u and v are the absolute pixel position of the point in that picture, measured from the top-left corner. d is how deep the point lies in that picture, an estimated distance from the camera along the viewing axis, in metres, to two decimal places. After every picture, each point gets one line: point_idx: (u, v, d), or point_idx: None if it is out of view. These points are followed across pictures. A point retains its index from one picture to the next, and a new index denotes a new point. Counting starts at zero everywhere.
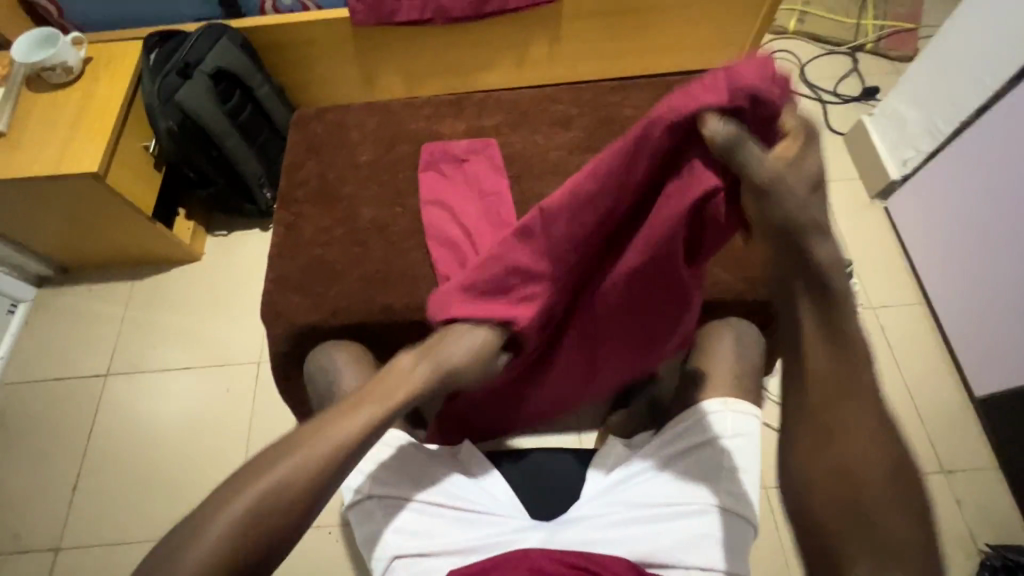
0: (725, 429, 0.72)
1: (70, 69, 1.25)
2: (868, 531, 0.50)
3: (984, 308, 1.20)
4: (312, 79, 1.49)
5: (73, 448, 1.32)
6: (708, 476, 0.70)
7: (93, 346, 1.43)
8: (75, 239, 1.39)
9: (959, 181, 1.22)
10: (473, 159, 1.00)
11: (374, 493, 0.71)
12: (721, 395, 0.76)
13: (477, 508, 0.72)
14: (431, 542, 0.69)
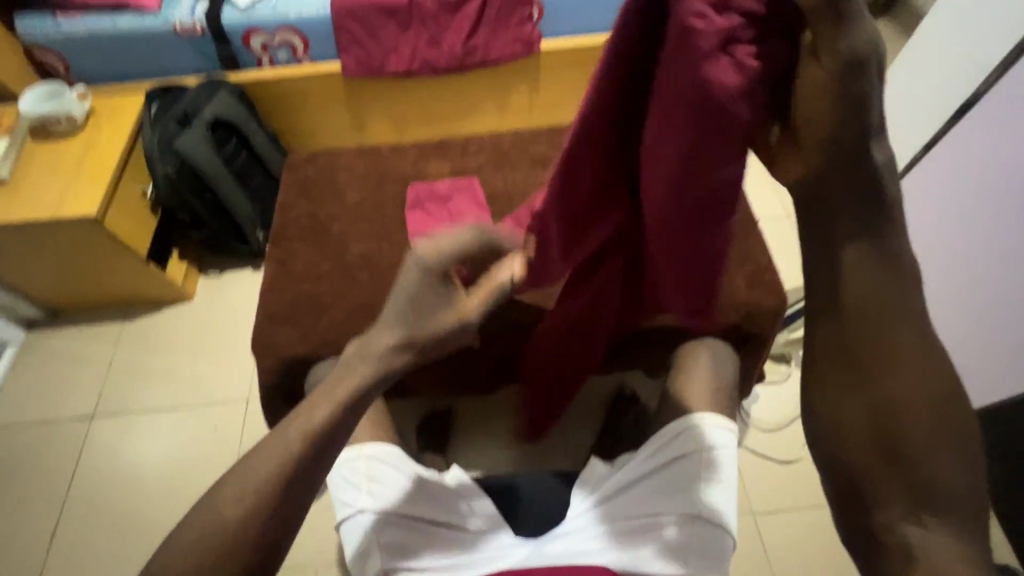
0: (704, 443, 0.75)
1: (73, 120, 1.31)
2: (902, 472, 0.48)
3: (987, 329, 1.06)
4: (305, 126, 1.57)
5: (54, 493, 1.30)
6: (688, 489, 0.72)
7: (81, 387, 1.42)
8: (68, 281, 1.41)
9: (946, 191, 1.11)
10: (456, 198, 1.06)
11: (365, 510, 0.71)
12: (700, 411, 0.78)
13: (463, 532, 0.74)
14: (420, 559, 0.70)
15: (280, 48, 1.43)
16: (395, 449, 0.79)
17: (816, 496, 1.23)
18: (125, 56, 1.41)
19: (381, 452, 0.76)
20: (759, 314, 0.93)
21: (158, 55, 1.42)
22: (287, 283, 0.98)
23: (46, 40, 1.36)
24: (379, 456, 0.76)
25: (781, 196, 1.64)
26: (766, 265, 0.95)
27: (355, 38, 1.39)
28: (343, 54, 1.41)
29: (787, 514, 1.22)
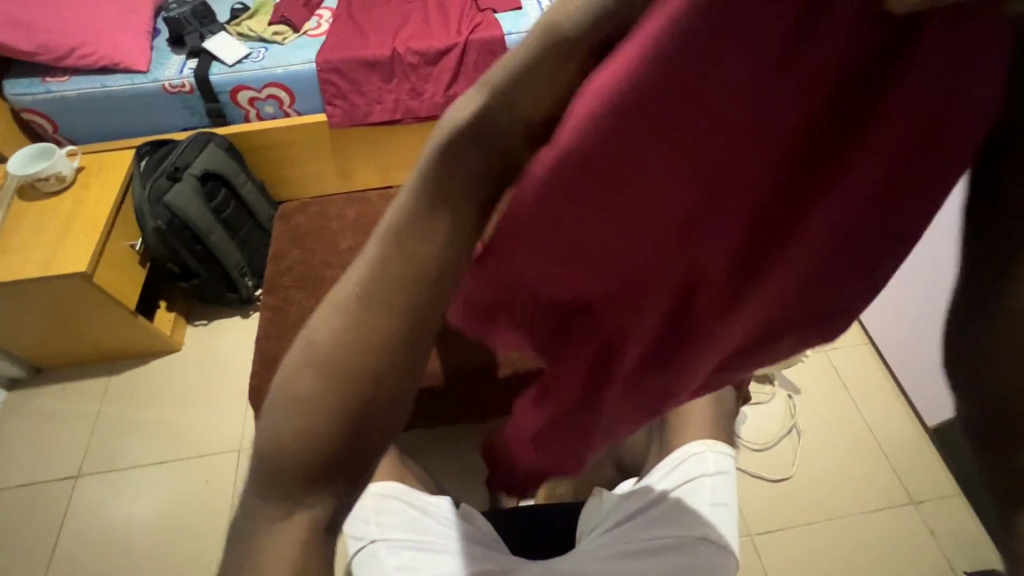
0: (707, 467, 0.80)
1: (62, 178, 1.33)
2: None
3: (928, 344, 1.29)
4: (294, 175, 1.62)
5: (38, 558, 1.25)
6: (696, 510, 0.76)
7: (66, 446, 1.39)
8: (53, 337, 1.40)
9: None
10: None
11: (376, 538, 0.74)
12: (703, 438, 0.84)
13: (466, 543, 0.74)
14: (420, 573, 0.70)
15: (267, 102, 1.48)
16: (397, 485, 0.82)
17: (808, 509, 1.26)
18: (114, 115, 1.45)
19: (382, 486, 0.80)
20: None
21: (147, 113, 1.46)
22: (284, 330, 1.00)
23: (35, 103, 1.39)
24: (383, 493, 0.79)
25: None
26: None
27: (340, 90, 1.45)
28: (328, 105, 1.47)
29: (782, 532, 1.24)
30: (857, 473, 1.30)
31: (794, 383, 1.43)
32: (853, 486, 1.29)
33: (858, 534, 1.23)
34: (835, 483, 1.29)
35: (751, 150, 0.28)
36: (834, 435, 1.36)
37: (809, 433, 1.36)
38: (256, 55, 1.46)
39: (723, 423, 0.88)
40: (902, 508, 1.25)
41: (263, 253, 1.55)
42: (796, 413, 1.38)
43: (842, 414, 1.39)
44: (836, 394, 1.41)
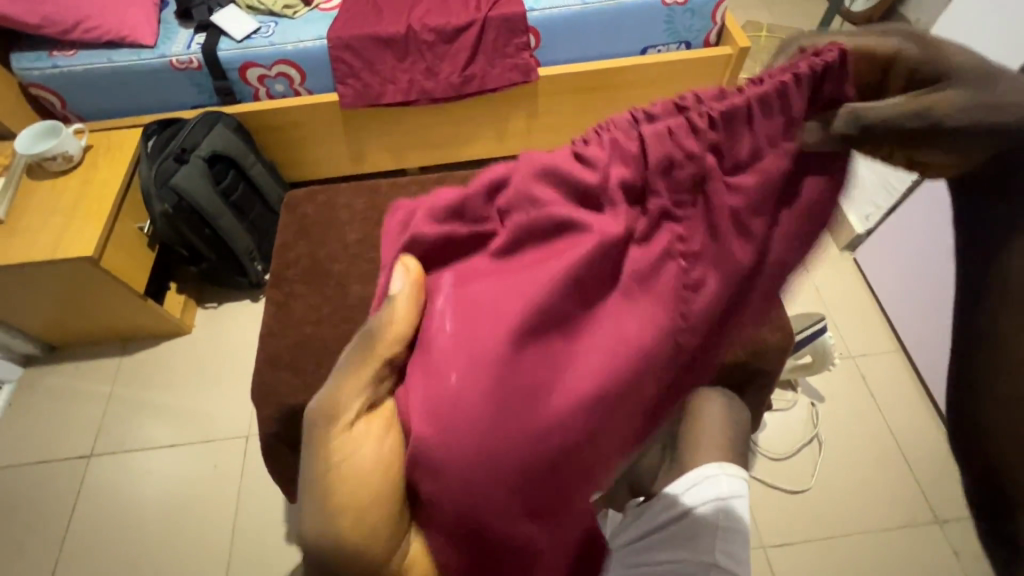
0: (720, 491, 0.73)
1: (69, 158, 1.30)
2: None
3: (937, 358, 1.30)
4: (305, 156, 1.57)
5: (52, 537, 1.27)
6: (706, 538, 0.71)
7: (79, 426, 1.40)
8: (65, 317, 1.40)
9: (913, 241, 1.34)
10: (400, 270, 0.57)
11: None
12: (716, 459, 0.76)
13: None
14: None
15: (277, 80, 1.43)
16: None
17: (826, 523, 1.22)
18: (122, 91, 1.41)
19: None
20: (767, 350, 0.93)
21: (155, 90, 1.41)
22: (290, 326, 0.97)
23: (43, 78, 1.36)
24: None
25: None
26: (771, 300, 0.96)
27: (352, 69, 1.38)
28: (340, 86, 1.40)
29: (797, 546, 1.20)
30: (880, 487, 1.25)
31: (819, 392, 1.37)
32: (876, 502, 1.23)
33: (878, 552, 1.18)
34: (857, 498, 1.24)
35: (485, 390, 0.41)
36: (857, 447, 1.30)
37: (832, 443, 1.30)
38: (266, 30, 1.39)
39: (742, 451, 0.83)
40: (926, 526, 1.20)
41: (272, 237, 1.52)
42: (819, 422, 1.32)
43: (866, 425, 1.32)
44: (861, 403, 1.35)
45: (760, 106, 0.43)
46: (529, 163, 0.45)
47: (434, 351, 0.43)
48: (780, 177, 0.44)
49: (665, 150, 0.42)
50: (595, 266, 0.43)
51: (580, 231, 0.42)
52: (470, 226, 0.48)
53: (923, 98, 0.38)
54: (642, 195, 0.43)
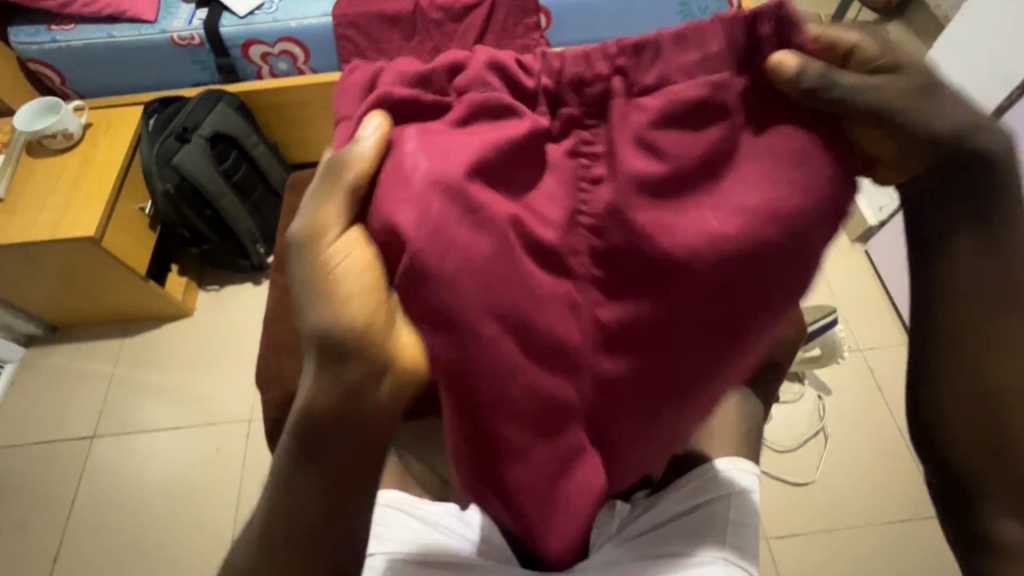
0: (731, 485, 0.75)
1: (69, 135, 1.28)
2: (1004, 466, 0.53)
3: None
4: (309, 137, 1.54)
5: (56, 516, 1.27)
6: (721, 531, 0.72)
7: (82, 406, 1.40)
8: (67, 297, 1.38)
9: None
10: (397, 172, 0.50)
11: (375, 551, 0.73)
12: (726, 452, 0.80)
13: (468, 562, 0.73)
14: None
15: (280, 58, 1.39)
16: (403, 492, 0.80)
17: (831, 515, 1.21)
18: (122, 67, 1.37)
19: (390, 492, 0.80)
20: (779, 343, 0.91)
21: (155, 67, 1.38)
22: (294, 310, 0.96)
23: (41, 52, 1.33)
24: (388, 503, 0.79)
25: None
26: None
27: (358, 47, 1.35)
28: (345, 64, 1.37)
29: (800, 538, 1.20)
30: (886, 482, 1.24)
31: (827, 384, 1.35)
32: (882, 496, 1.23)
33: (882, 546, 1.18)
34: (863, 491, 1.23)
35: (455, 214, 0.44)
36: (864, 441, 1.29)
37: (839, 436, 1.29)
38: (269, 5, 1.35)
39: (752, 447, 0.83)
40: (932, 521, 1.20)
41: (275, 219, 1.50)
42: (825, 415, 1.31)
43: (875, 419, 1.31)
44: (870, 397, 1.34)
45: (675, 43, 0.47)
46: (482, 58, 0.49)
47: (391, 172, 0.47)
48: (692, 104, 0.46)
49: (577, 69, 0.48)
50: (528, 147, 0.49)
51: (516, 116, 0.49)
52: (433, 97, 0.50)
53: (875, 87, 0.47)
54: (557, 101, 0.50)
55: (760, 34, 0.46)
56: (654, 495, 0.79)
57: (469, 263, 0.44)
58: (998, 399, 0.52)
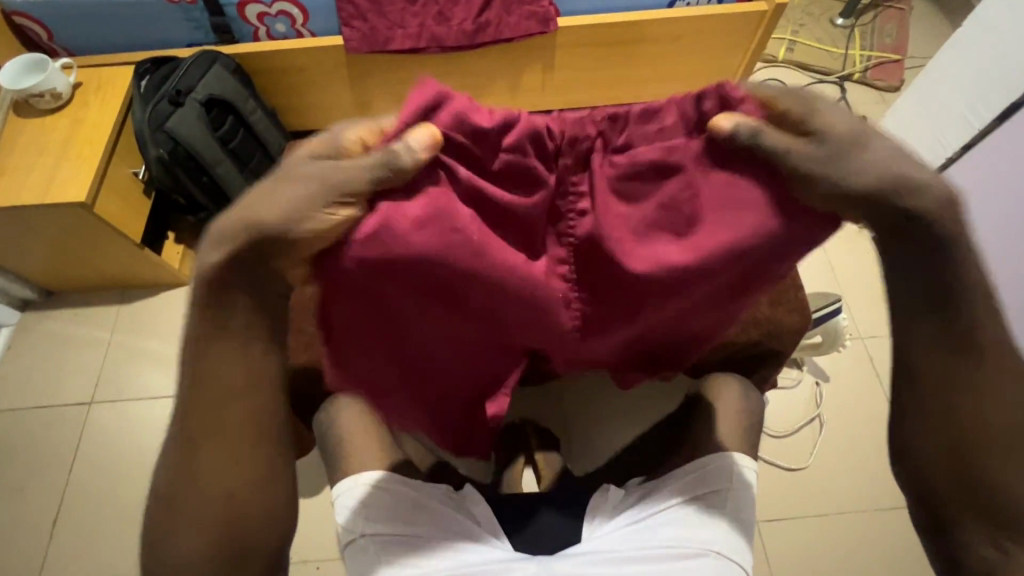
0: (729, 481, 0.79)
1: (58, 95, 1.23)
2: (973, 505, 0.53)
3: None
4: (308, 104, 1.49)
5: (56, 479, 1.29)
6: (712, 525, 0.75)
7: (78, 373, 1.40)
8: (60, 263, 1.36)
9: None
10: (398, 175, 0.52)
11: (366, 533, 0.74)
12: (726, 449, 0.82)
13: (455, 541, 0.74)
14: (421, 570, 0.71)
15: (278, 19, 1.33)
16: (392, 473, 0.80)
17: (822, 500, 1.23)
18: (112, 24, 1.32)
19: (378, 474, 0.79)
20: (782, 332, 0.90)
21: (147, 24, 1.32)
22: None
23: (26, 5, 1.26)
24: (375, 482, 0.78)
25: None
26: (791, 280, 0.92)
27: (359, 10, 1.29)
28: (346, 28, 1.31)
29: (790, 521, 1.21)
30: (880, 470, 1.25)
31: (825, 371, 1.35)
32: (873, 484, 1.24)
33: (871, 531, 1.20)
34: (855, 478, 1.25)
35: (435, 224, 0.50)
36: (860, 429, 1.29)
37: (834, 424, 1.30)
38: None
39: (750, 441, 0.85)
40: None
41: None
42: (821, 402, 1.31)
43: (871, 407, 1.31)
44: (868, 385, 1.34)
45: (639, 114, 0.52)
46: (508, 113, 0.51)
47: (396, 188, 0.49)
48: (652, 166, 0.52)
49: (574, 128, 0.53)
50: (522, 190, 0.53)
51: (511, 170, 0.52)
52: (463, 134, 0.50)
53: (795, 145, 0.47)
54: (558, 151, 0.54)
55: (705, 117, 0.51)
56: (648, 483, 0.83)
57: (380, 263, 0.51)
58: (966, 444, 0.52)
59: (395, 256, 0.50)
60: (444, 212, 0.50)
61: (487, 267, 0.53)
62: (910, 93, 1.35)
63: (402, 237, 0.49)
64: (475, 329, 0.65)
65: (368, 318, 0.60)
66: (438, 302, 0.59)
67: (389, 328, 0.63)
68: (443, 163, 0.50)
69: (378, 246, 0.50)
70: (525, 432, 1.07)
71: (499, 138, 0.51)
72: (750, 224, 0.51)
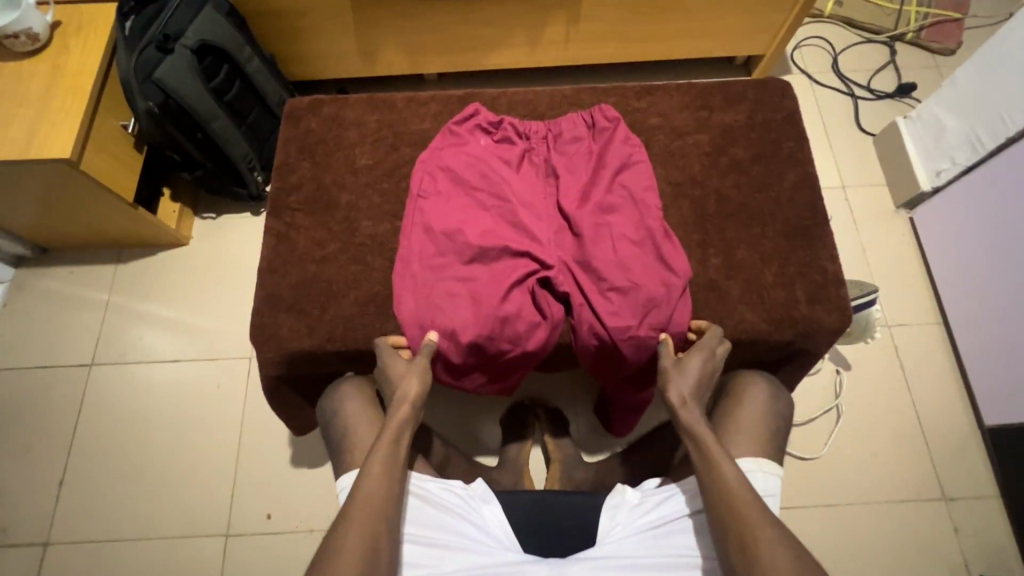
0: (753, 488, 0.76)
1: (34, 37, 1.12)
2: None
3: (992, 339, 1.20)
4: (309, 53, 1.37)
5: (59, 442, 1.28)
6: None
7: (76, 334, 1.36)
8: (51, 220, 1.29)
9: (985, 207, 1.20)
10: (448, 150, 0.92)
11: None
12: (752, 452, 0.78)
13: (464, 542, 0.72)
14: (429, 570, 0.68)
15: None
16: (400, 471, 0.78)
17: (832, 490, 1.20)
18: None
19: None
20: (818, 332, 0.84)
21: None
22: (295, 261, 0.89)
23: None
24: None
25: (837, 161, 1.50)
26: (833, 276, 0.86)
27: None
28: None
29: (800, 511, 1.19)
30: (894, 462, 1.22)
31: (847, 359, 1.31)
32: (886, 476, 1.21)
33: (882, 521, 1.18)
34: (868, 467, 1.22)
35: (472, 153, 0.91)
36: (878, 421, 1.26)
37: (852, 414, 1.26)
38: None
39: (777, 443, 0.81)
40: (932, 502, 1.19)
41: (271, 144, 1.37)
42: (841, 392, 1.28)
43: (891, 397, 1.28)
44: (889, 374, 1.29)
45: (577, 116, 0.95)
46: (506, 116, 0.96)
47: (459, 142, 0.93)
48: (584, 134, 0.94)
49: (538, 123, 0.96)
50: (517, 148, 0.93)
51: (512, 137, 0.94)
52: (486, 119, 0.94)
53: (678, 398, 0.73)
54: (531, 133, 0.95)
55: (602, 117, 0.94)
56: (666, 486, 0.80)
57: (432, 185, 0.89)
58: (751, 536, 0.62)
59: (444, 177, 0.89)
60: (472, 148, 0.92)
61: (495, 179, 0.89)
62: (976, 60, 1.21)
63: (450, 167, 0.90)
64: (503, 234, 0.85)
65: (430, 225, 0.86)
66: (471, 209, 0.87)
67: (444, 236, 0.84)
68: (476, 134, 0.94)
69: (438, 172, 0.90)
70: (535, 413, 1.12)
71: (498, 124, 0.95)
72: (642, 158, 0.90)
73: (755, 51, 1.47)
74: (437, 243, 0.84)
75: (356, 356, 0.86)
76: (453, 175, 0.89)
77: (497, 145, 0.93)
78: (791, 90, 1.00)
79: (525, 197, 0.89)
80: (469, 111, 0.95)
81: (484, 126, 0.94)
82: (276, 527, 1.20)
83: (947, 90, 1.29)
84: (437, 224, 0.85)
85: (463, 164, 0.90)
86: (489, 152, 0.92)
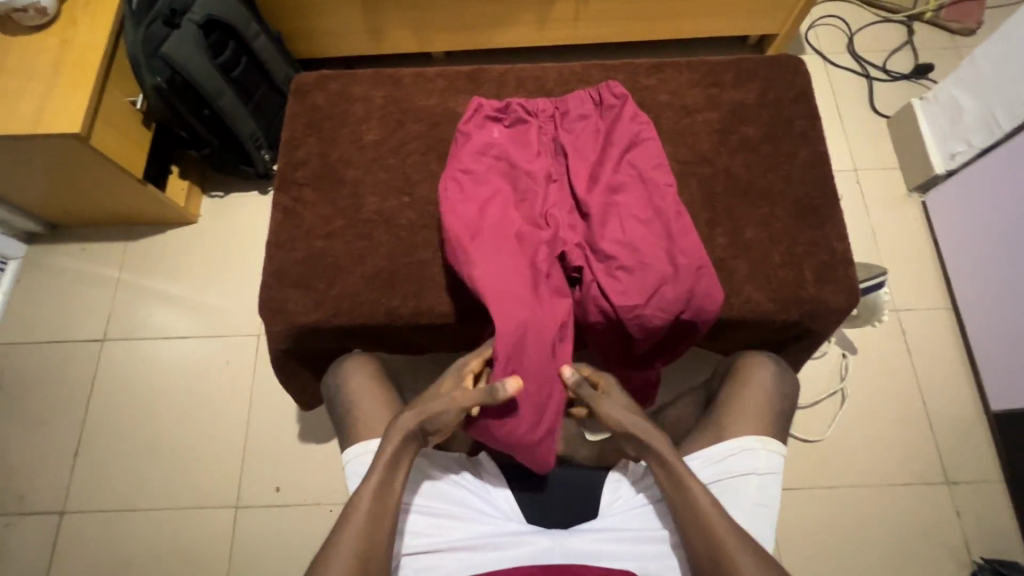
0: (757, 464, 0.77)
1: (43, 11, 1.11)
2: None
3: (1003, 324, 1.19)
4: (316, 30, 1.36)
5: (73, 415, 1.30)
6: (736, 509, 0.75)
7: (88, 310, 1.38)
8: (62, 197, 1.31)
9: (999, 191, 1.18)
10: (463, 142, 0.90)
11: None
12: (756, 431, 0.79)
13: (470, 512, 0.74)
14: (436, 540, 0.71)
15: None
16: None
17: (835, 473, 1.21)
18: None
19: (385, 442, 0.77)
20: (824, 312, 0.84)
21: None
22: (302, 236, 0.90)
23: None
24: None
25: (849, 143, 1.48)
26: (841, 255, 0.86)
27: None
28: None
29: (802, 492, 1.19)
30: (898, 446, 1.22)
31: (853, 343, 1.30)
32: (890, 460, 1.21)
33: (883, 504, 1.18)
34: (872, 450, 1.22)
35: (484, 141, 0.90)
36: (884, 405, 1.25)
37: (856, 397, 1.26)
38: None
39: (781, 421, 0.81)
40: (934, 486, 1.19)
41: (278, 121, 1.37)
42: (847, 375, 1.28)
43: (898, 381, 1.27)
44: (896, 358, 1.29)
45: (584, 94, 0.94)
46: (515, 101, 0.94)
47: (471, 130, 0.91)
48: (591, 112, 0.93)
49: (546, 105, 0.95)
50: (527, 132, 0.92)
51: (523, 120, 0.93)
52: (496, 107, 0.93)
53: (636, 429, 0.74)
54: (539, 114, 0.94)
55: (609, 93, 0.93)
56: None
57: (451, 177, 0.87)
58: None
59: (464, 173, 0.87)
60: (486, 137, 0.90)
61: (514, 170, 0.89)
62: (996, 39, 1.17)
63: (467, 159, 0.88)
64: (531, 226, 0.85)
65: (462, 221, 0.82)
66: (496, 201, 0.85)
67: (475, 231, 0.81)
68: (490, 122, 0.92)
69: (458, 168, 0.87)
70: None
71: (508, 113, 0.93)
72: (649, 134, 0.89)
73: (769, 29, 1.44)
74: (468, 238, 0.81)
75: (362, 331, 0.87)
76: (472, 176, 0.87)
77: (509, 131, 0.92)
78: (803, 67, 0.98)
79: (543, 186, 0.88)
80: (476, 103, 0.94)
81: (495, 114, 0.93)
82: (285, 500, 1.23)
83: (966, 69, 1.25)
84: (471, 224, 0.82)
85: (476, 152, 0.89)
86: (503, 142, 0.91)
